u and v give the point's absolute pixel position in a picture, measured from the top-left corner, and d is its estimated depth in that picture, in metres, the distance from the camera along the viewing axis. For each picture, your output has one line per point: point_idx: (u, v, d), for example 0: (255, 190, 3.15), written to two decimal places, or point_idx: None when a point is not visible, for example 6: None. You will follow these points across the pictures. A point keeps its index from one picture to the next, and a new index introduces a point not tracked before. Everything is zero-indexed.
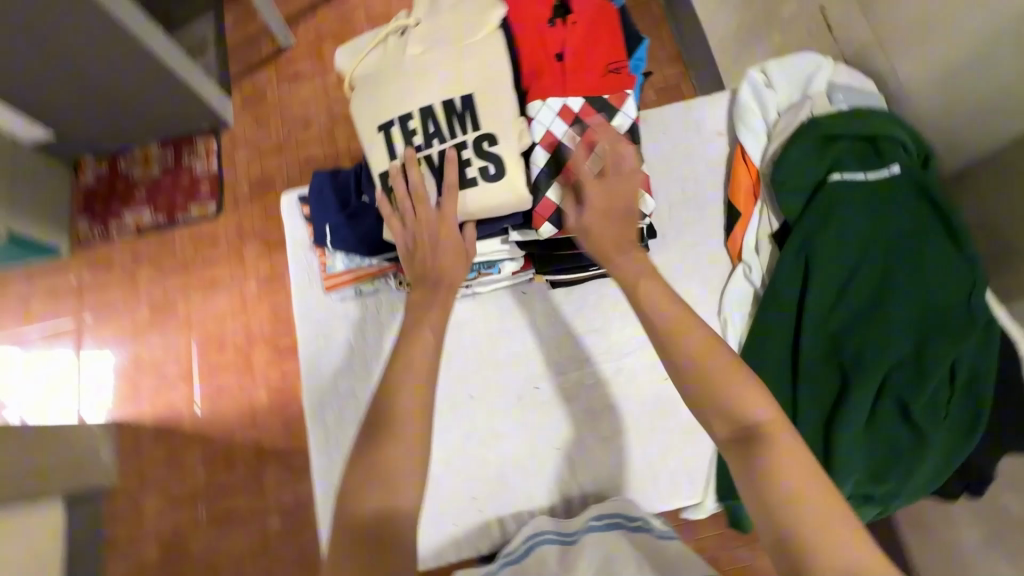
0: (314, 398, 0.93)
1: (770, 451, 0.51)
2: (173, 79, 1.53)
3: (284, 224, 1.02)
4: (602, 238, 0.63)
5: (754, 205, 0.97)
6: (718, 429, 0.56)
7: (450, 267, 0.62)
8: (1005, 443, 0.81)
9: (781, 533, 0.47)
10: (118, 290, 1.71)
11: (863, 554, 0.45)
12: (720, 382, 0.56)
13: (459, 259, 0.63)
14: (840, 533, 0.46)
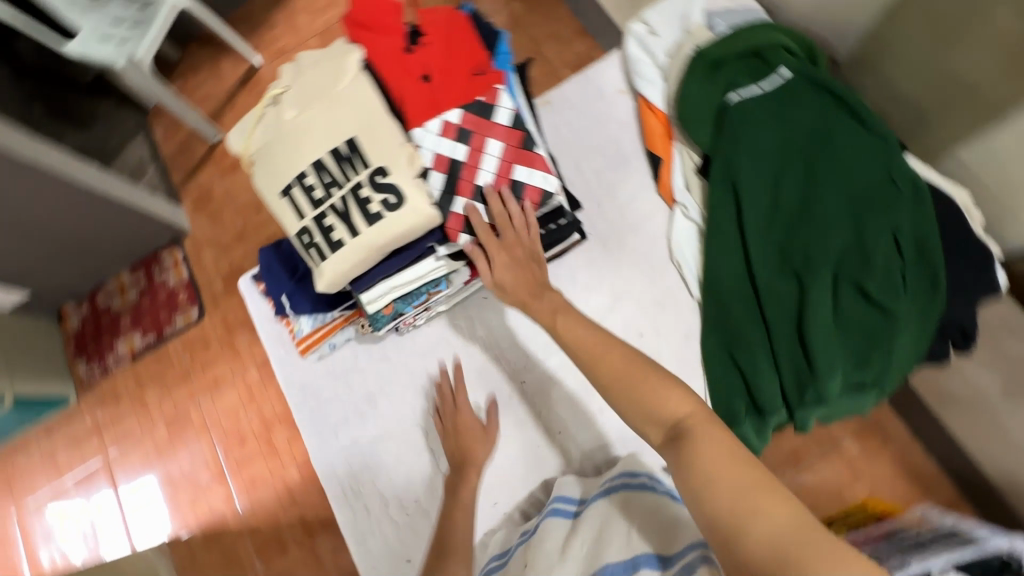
0: (323, 456, 0.97)
1: (692, 443, 0.56)
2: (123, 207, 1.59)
3: (248, 304, 1.06)
4: (519, 287, 0.70)
5: (672, 147, 0.99)
6: (654, 435, 0.60)
7: (478, 450, 0.87)
8: (972, 292, 0.82)
9: (710, 516, 0.52)
10: (132, 417, 1.76)
11: (775, 518, 0.49)
12: (650, 386, 0.61)
13: (482, 441, 0.88)
14: (753, 505, 0.51)
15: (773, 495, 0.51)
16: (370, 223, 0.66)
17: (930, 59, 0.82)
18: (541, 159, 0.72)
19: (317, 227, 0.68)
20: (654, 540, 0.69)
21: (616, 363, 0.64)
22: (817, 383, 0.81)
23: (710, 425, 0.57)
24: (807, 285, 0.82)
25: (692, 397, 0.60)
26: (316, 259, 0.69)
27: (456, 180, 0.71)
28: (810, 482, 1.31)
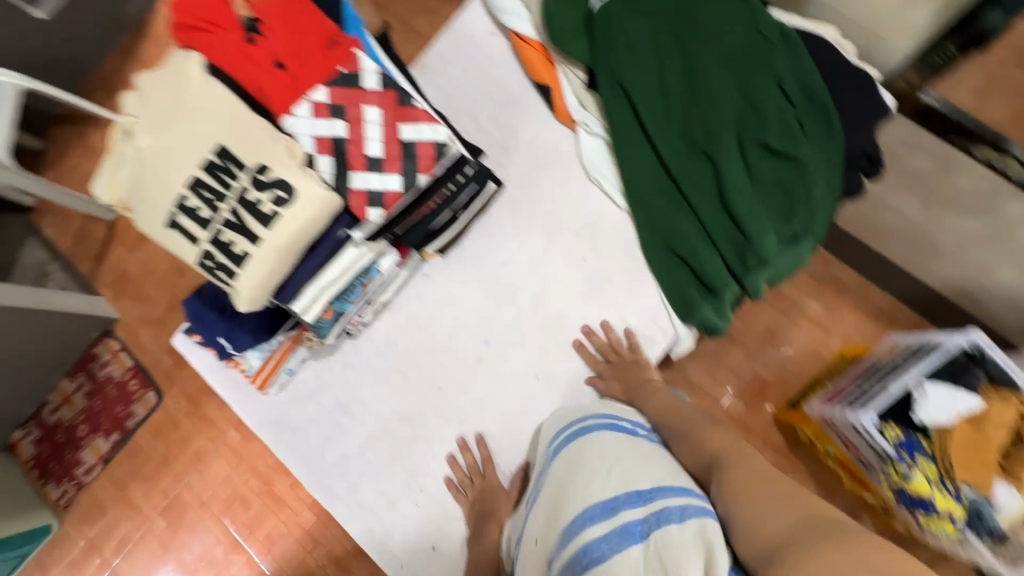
0: (317, 480, 0.94)
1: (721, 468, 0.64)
2: (41, 314, 1.48)
3: (190, 360, 1.00)
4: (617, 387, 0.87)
5: (557, 71, 0.97)
6: (693, 469, 0.69)
7: (500, 504, 0.85)
8: (868, 117, 0.85)
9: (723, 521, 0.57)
10: (124, 522, 1.66)
11: (777, 520, 0.54)
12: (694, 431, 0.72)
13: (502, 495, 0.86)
14: (758, 509, 0.55)
15: (791, 505, 0.55)
16: (268, 225, 0.63)
17: None
18: (423, 112, 0.70)
19: (216, 246, 0.65)
20: (636, 478, 0.64)
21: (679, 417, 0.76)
22: (753, 247, 0.84)
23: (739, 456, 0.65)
24: (717, 159, 0.84)
25: (724, 439, 0.68)
26: (227, 280, 0.65)
27: (344, 158, 0.68)
28: (782, 350, 1.37)
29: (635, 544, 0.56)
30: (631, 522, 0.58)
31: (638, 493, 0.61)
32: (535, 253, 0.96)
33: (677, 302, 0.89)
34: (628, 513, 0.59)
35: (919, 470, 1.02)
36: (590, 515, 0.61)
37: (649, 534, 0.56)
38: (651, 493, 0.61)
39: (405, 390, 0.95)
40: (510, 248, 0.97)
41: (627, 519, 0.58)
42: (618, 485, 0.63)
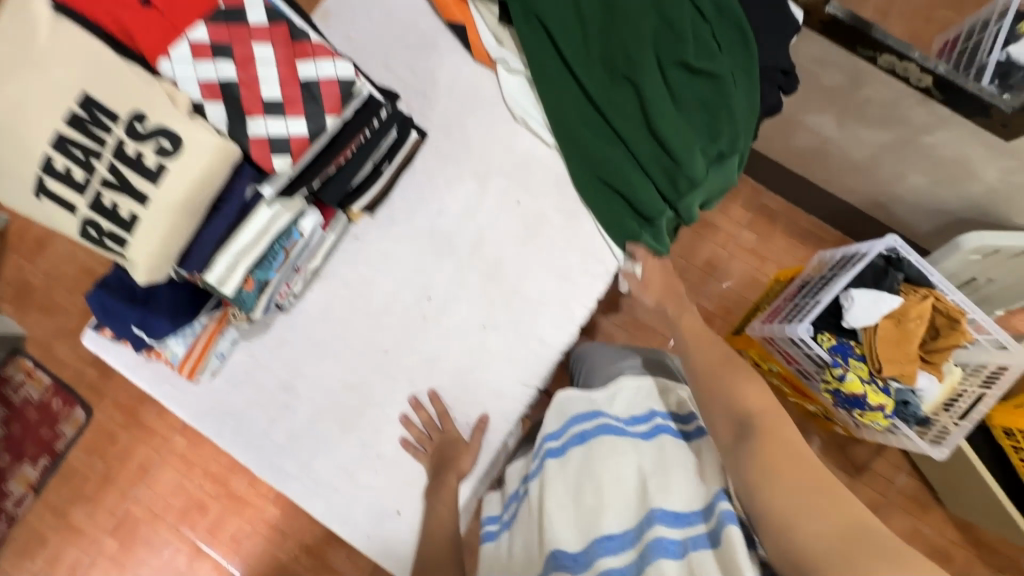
0: (267, 463, 0.89)
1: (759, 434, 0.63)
2: None
3: (106, 359, 0.92)
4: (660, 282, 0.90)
5: (468, 7, 0.92)
6: (717, 420, 0.68)
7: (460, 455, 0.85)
8: (777, 29, 0.86)
9: (761, 502, 0.59)
10: (69, 550, 1.54)
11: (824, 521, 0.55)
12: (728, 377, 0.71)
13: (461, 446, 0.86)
14: (805, 506, 0.56)
15: (833, 504, 0.56)
16: (155, 180, 0.57)
17: None
18: (320, 48, 0.65)
19: (100, 211, 0.58)
20: (668, 490, 0.68)
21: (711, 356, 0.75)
22: (683, 169, 0.84)
23: (778, 424, 0.64)
24: (639, 82, 0.83)
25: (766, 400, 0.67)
26: (118, 249, 0.59)
27: (238, 105, 0.62)
28: (723, 283, 1.42)
29: (670, 560, 0.63)
30: (665, 540, 0.64)
31: (677, 515, 0.66)
32: (469, 202, 0.92)
33: (616, 234, 0.89)
34: (662, 529, 0.65)
35: (852, 370, 1.08)
36: (620, 535, 0.69)
37: (686, 554, 0.63)
38: (688, 512, 0.66)
39: (349, 358, 0.91)
40: (443, 199, 0.93)
41: (661, 536, 0.64)
42: (653, 497, 0.68)
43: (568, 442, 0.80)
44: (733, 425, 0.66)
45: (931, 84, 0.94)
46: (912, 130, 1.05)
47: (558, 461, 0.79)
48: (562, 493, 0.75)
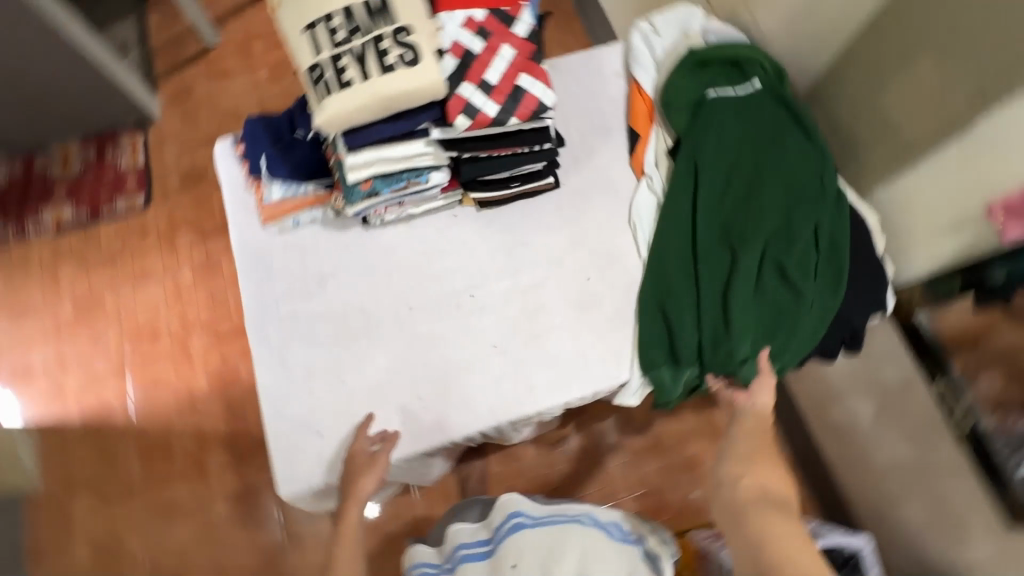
0: (258, 321, 0.97)
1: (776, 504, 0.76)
2: (103, 75, 1.74)
3: (218, 168, 1.05)
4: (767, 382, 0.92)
5: (651, 126, 1.10)
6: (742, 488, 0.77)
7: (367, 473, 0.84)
8: (865, 298, 0.97)
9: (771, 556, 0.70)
10: (39, 290, 1.74)
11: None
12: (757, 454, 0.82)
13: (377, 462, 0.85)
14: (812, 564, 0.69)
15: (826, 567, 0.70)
16: (383, 72, 0.72)
17: (870, 103, 0.97)
18: (545, 73, 0.81)
19: (331, 64, 0.73)
20: None
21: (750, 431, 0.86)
22: (729, 341, 0.92)
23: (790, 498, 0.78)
24: (738, 256, 0.94)
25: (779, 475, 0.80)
26: (320, 94, 0.74)
27: (466, 69, 0.78)
28: None
29: None
30: None
31: None
32: (552, 254, 1.04)
33: (645, 355, 0.96)
34: None
35: None
36: None
37: None
38: None
39: (381, 293, 0.99)
40: (535, 238, 1.04)
41: None
42: None
43: (544, 521, 0.91)
44: (756, 492, 0.77)
45: (967, 433, 1.01)
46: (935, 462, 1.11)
47: (541, 532, 0.89)
48: (541, 558, 0.86)
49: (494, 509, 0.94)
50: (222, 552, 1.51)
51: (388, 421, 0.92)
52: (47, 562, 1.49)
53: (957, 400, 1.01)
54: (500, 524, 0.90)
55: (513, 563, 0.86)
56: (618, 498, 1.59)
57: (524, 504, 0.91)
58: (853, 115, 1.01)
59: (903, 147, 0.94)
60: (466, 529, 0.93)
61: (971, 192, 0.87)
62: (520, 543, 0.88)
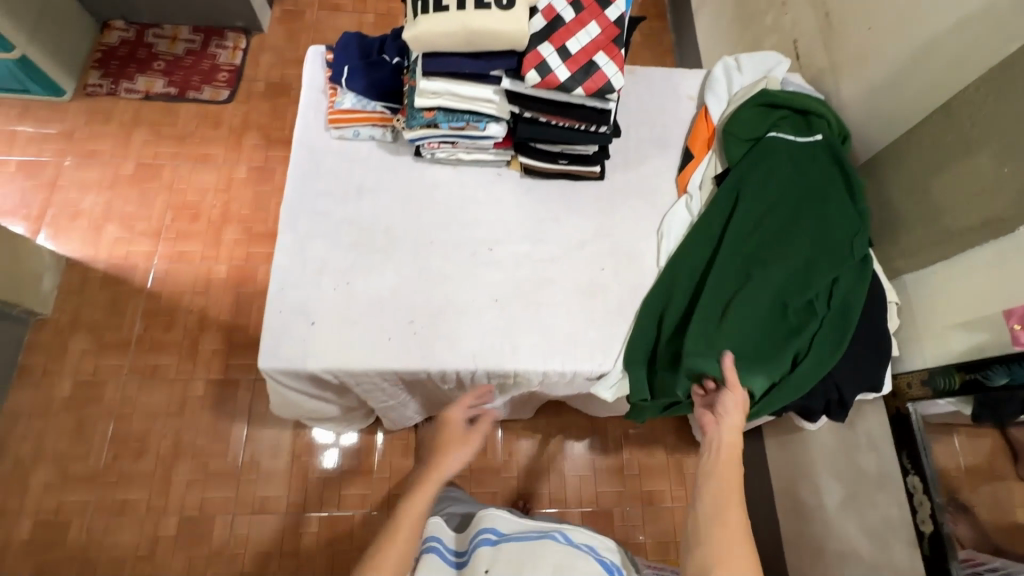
0: (294, 208, 1.03)
1: None
2: None
3: (305, 68, 1.14)
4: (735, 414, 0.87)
5: (707, 151, 1.14)
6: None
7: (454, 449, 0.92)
8: (860, 371, 0.97)
9: None
10: (110, 143, 1.87)
11: None
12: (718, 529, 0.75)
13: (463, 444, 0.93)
14: None
15: None
16: (478, 8, 0.81)
17: (921, 184, 0.99)
18: (620, 58, 0.88)
19: None
20: None
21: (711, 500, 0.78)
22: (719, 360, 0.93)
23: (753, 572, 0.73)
24: (745, 285, 0.97)
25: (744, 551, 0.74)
26: (418, 12, 0.83)
27: (551, 32, 0.86)
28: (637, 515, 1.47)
29: None
30: None
31: None
32: (575, 235, 1.07)
33: (632, 354, 0.98)
34: None
35: None
36: None
37: None
38: None
39: (409, 220, 1.05)
40: (565, 218, 1.08)
41: None
42: None
43: (510, 537, 0.98)
44: None
45: (927, 532, 0.99)
46: (884, 561, 1.09)
47: (513, 545, 0.97)
48: (515, 564, 0.93)
49: (474, 525, 1.03)
50: (185, 427, 1.57)
51: (378, 331, 0.96)
52: (30, 382, 1.58)
53: (926, 497, 0.99)
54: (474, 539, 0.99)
55: (486, 569, 0.93)
56: (565, 507, 1.59)
57: (497, 520, 1.01)
58: (905, 194, 1.02)
59: (941, 234, 0.96)
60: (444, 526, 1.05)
61: (992, 294, 0.89)
62: (489, 553, 0.95)
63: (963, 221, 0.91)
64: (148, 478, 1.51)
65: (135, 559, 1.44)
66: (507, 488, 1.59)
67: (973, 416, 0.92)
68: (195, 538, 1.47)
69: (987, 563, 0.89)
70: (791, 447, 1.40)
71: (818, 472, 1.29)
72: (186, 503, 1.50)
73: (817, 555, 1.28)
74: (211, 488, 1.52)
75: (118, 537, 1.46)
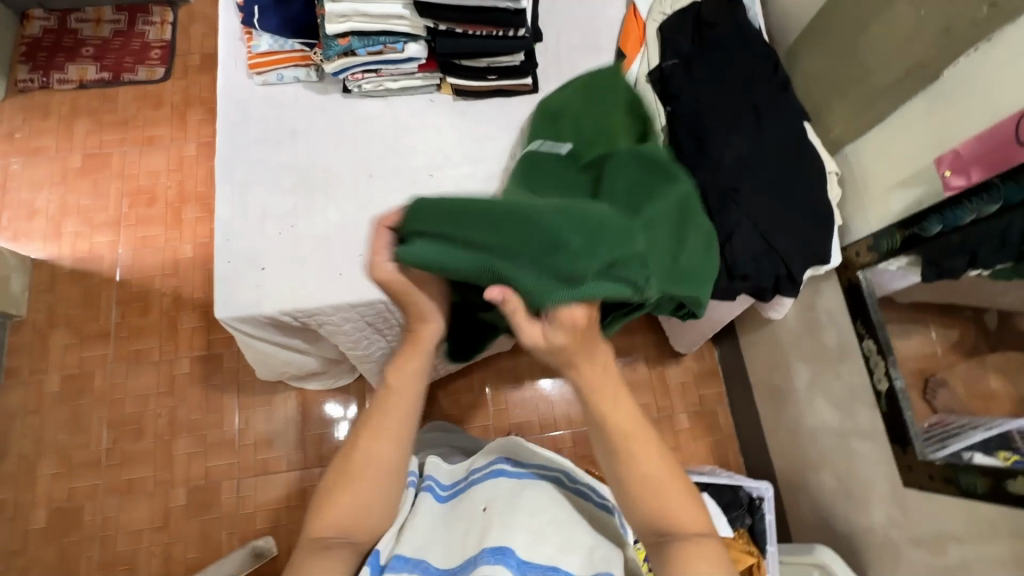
0: (228, 160, 1.02)
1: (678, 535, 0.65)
2: None
3: (220, 18, 1.11)
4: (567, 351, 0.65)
5: (639, 52, 1.13)
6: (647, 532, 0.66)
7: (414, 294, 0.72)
8: (807, 243, 0.99)
9: None
10: (52, 137, 1.83)
11: None
12: (642, 476, 0.66)
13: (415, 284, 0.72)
14: None
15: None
16: None
17: (851, 49, 0.99)
18: None
19: None
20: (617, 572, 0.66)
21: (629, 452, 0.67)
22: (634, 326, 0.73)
23: (681, 508, 0.66)
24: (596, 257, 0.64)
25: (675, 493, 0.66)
26: None
27: None
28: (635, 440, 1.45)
29: None
30: None
31: None
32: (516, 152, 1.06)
33: None
34: None
35: None
36: None
37: None
38: None
39: (346, 157, 1.04)
40: (504, 136, 1.07)
41: None
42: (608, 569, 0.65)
43: (525, 472, 0.77)
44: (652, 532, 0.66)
45: (884, 390, 1.03)
46: (851, 428, 1.14)
47: (524, 479, 0.76)
48: (519, 501, 0.71)
49: (481, 457, 0.83)
50: (177, 404, 1.60)
51: (328, 268, 0.97)
52: (19, 382, 1.60)
53: (881, 356, 1.03)
54: (482, 472, 0.79)
55: (483, 506, 0.71)
56: (557, 431, 1.64)
57: (512, 450, 0.80)
58: (836, 61, 1.03)
59: (873, 93, 0.97)
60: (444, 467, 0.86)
61: (928, 147, 0.90)
62: (492, 484, 0.74)
63: (890, 75, 0.93)
64: (151, 456, 1.56)
65: (151, 531, 1.51)
66: (498, 422, 1.63)
67: (923, 277, 0.94)
68: (205, 505, 1.53)
69: (956, 421, 0.92)
70: (762, 340, 1.44)
71: (789, 360, 1.33)
72: (191, 474, 1.55)
73: (795, 438, 1.33)
74: (213, 458, 1.57)
75: (131, 514, 1.52)
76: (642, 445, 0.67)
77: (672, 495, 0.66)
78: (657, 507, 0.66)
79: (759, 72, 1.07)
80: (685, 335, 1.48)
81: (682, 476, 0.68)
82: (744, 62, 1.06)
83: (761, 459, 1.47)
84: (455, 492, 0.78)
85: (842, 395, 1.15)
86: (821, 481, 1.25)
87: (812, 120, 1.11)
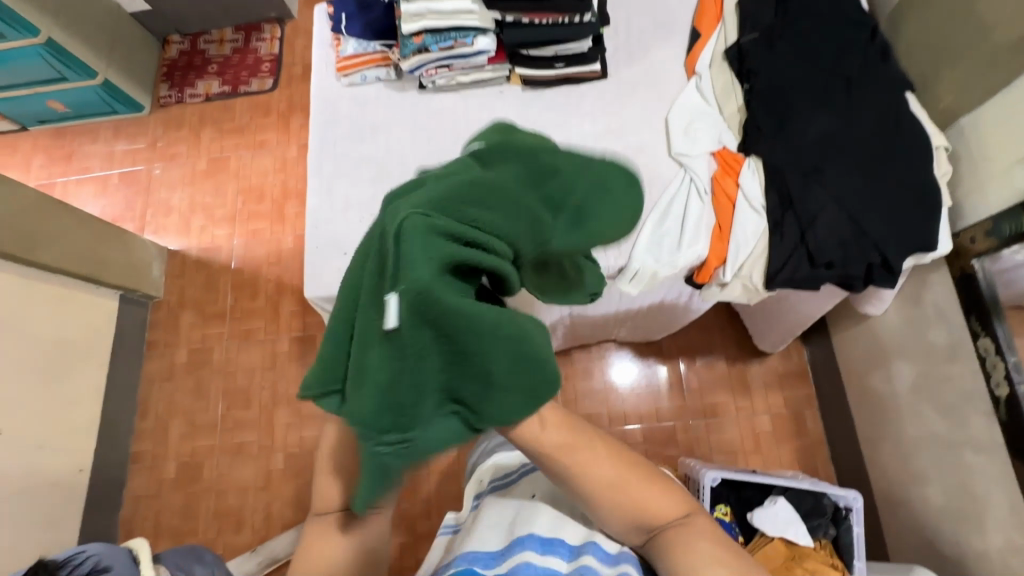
0: (319, 154, 1.11)
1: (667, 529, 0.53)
2: None
3: (315, 26, 1.23)
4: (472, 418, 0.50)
5: (716, 28, 1.08)
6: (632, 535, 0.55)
7: None
8: (912, 228, 0.88)
9: None
10: (185, 145, 2.12)
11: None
12: (600, 477, 0.53)
13: None
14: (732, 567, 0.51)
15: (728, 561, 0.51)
16: None
17: (968, 10, 0.90)
18: None
19: None
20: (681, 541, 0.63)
21: (583, 454, 0.53)
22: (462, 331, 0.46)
23: (653, 483, 0.54)
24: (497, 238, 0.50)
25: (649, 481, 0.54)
26: None
27: None
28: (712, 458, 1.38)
29: None
30: None
31: None
32: (583, 142, 1.07)
33: (648, 247, 0.96)
34: None
35: None
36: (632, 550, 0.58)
37: None
38: None
39: (420, 149, 1.10)
40: (573, 121, 1.09)
41: None
42: None
43: None
44: (634, 529, 0.54)
45: (1003, 396, 0.90)
46: (962, 438, 1.01)
47: None
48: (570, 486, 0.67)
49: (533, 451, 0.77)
50: (277, 379, 1.80)
51: None
52: (155, 354, 1.88)
53: (1000, 357, 0.89)
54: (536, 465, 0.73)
55: (533, 493, 0.67)
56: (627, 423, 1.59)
57: None
58: (950, 24, 0.93)
59: (992, 55, 0.87)
60: (498, 466, 0.78)
61: None
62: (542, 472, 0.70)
63: (1010, 34, 0.83)
64: (256, 424, 1.76)
65: (255, 489, 1.70)
66: None
67: None
68: (299, 469, 1.70)
69: None
70: (858, 337, 1.31)
71: (891, 357, 1.20)
72: (288, 441, 1.73)
73: (893, 446, 1.21)
74: (306, 428, 1.74)
75: (240, 473, 1.72)
76: (585, 440, 0.53)
77: (633, 469, 0.54)
78: (617, 498, 0.53)
79: (851, 41, 0.98)
80: (770, 332, 1.39)
81: (624, 456, 0.54)
82: (833, 31, 0.98)
83: (855, 469, 1.33)
84: (506, 481, 0.73)
85: (950, 399, 1.03)
86: (925, 495, 1.11)
87: (920, 91, 1.01)
